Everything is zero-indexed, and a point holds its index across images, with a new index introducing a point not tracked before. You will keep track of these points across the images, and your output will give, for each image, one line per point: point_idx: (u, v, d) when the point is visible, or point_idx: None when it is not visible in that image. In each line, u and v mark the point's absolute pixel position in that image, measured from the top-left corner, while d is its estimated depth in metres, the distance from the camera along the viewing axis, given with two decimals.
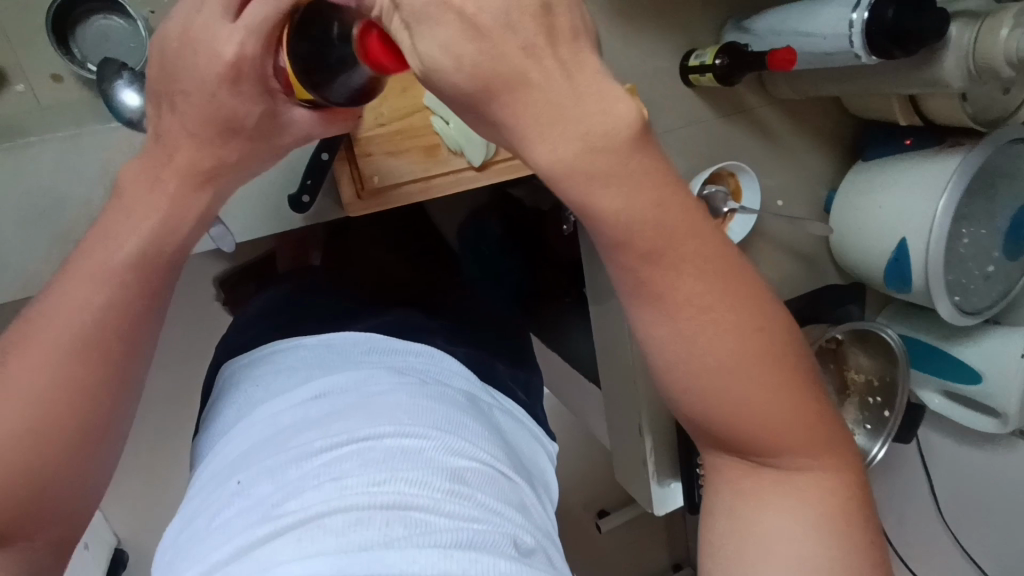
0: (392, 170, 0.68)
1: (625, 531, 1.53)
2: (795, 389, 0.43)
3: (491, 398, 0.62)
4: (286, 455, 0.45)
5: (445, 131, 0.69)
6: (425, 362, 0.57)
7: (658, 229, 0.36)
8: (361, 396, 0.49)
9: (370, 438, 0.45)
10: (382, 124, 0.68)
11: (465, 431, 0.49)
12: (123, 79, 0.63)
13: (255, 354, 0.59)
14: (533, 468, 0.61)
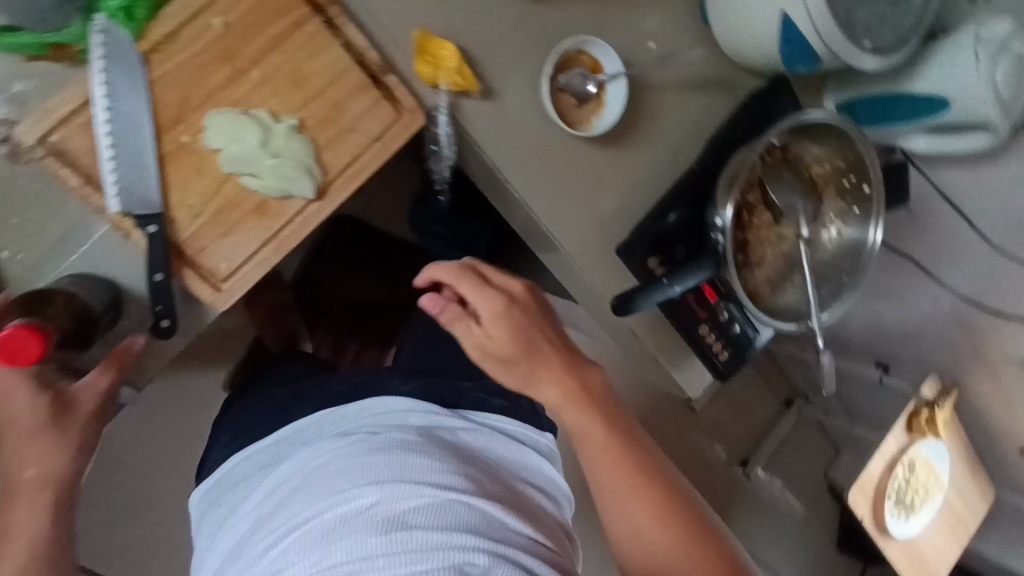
0: (232, 249, 0.72)
1: None
2: (683, 530, 0.64)
3: (482, 426, 0.73)
4: (276, 540, 0.56)
5: (261, 183, 0.71)
6: (413, 418, 0.69)
7: (594, 444, 0.69)
8: (336, 466, 0.59)
9: (344, 509, 0.55)
10: (197, 214, 0.71)
11: (425, 479, 0.58)
12: None
13: (271, 442, 0.71)
14: (537, 490, 0.71)
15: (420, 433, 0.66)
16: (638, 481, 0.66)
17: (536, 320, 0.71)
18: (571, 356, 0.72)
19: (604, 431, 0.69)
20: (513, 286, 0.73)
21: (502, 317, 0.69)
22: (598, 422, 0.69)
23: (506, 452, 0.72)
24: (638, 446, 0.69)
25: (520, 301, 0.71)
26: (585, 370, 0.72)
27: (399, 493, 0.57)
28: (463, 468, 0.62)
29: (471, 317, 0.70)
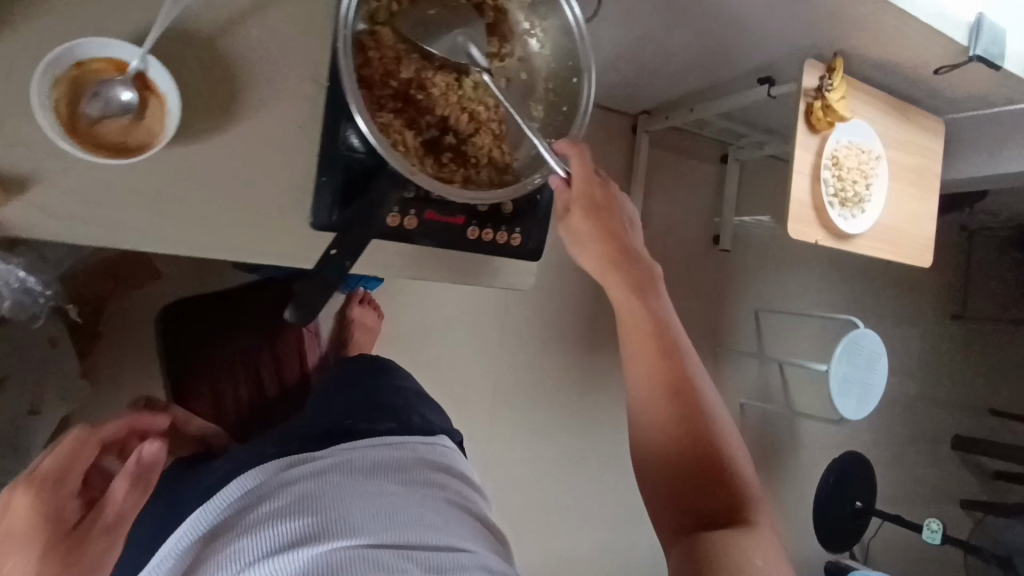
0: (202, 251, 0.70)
1: None
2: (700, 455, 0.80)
3: (401, 452, 0.91)
4: (264, 504, 0.77)
5: None
6: (377, 451, 0.89)
7: (654, 370, 0.85)
8: (322, 485, 0.79)
9: (328, 511, 0.75)
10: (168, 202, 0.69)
11: (372, 494, 0.80)
12: None
13: (295, 458, 0.84)
14: (445, 495, 0.87)
15: (405, 475, 0.87)
16: (666, 382, 0.84)
17: (620, 228, 0.88)
18: (639, 279, 0.88)
19: (644, 318, 0.87)
20: (599, 191, 0.86)
21: (597, 231, 0.87)
22: (651, 321, 0.87)
23: (397, 458, 0.89)
24: (659, 317, 0.87)
25: (607, 226, 0.87)
26: (648, 298, 0.88)
27: (388, 496, 0.81)
28: (372, 483, 0.82)
29: (588, 220, 0.86)
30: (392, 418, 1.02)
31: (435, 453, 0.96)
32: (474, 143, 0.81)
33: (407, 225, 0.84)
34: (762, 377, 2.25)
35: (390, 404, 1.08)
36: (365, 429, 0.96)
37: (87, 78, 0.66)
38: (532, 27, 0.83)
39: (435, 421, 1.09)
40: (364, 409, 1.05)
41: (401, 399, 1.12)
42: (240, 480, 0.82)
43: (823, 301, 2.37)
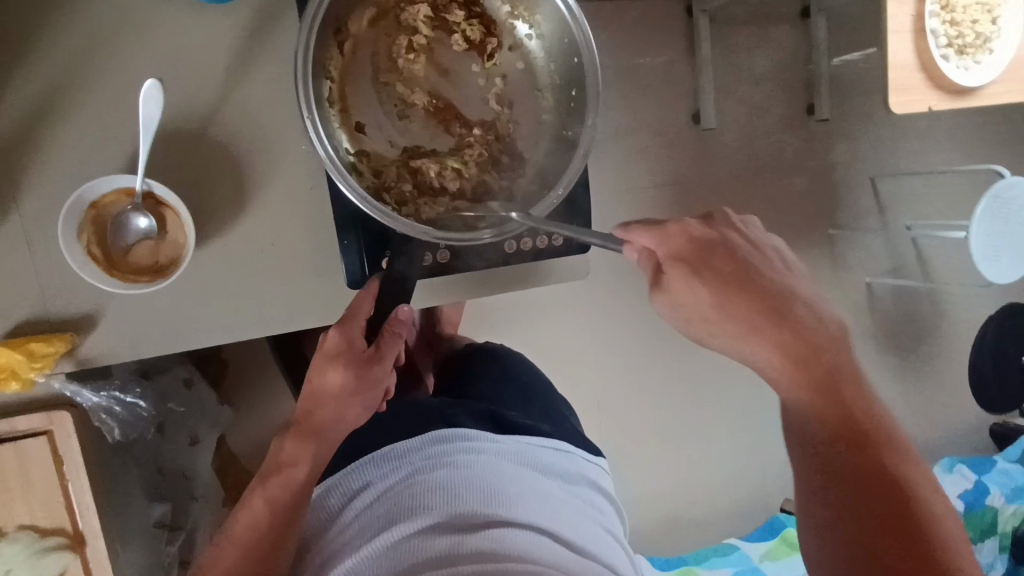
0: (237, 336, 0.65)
1: None
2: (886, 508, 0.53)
3: (573, 468, 0.75)
4: (422, 477, 0.65)
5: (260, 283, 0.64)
6: (551, 455, 0.74)
7: (799, 364, 0.57)
8: (496, 475, 0.66)
9: (497, 502, 0.63)
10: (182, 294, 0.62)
11: (541, 502, 0.66)
12: (99, 415, 0.64)
13: (460, 434, 0.70)
14: (604, 528, 0.71)
15: (567, 488, 0.72)
16: (870, 488, 0.54)
17: (775, 287, 0.59)
18: (819, 359, 0.57)
19: (838, 424, 0.56)
20: (679, 233, 0.59)
21: (739, 310, 0.57)
22: (843, 415, 0.56)
23: (570, 472, 0.74)
24: (853, 410, 0.56)
25: (766, 297, 0.58)
26: (852, 394, 0.57)
27: (554, 506, 0.66)
28: (540, 486, 0.68)
29: (698, 282, 0.57)
30: (546, 416, 0.82)
31: (602, 483, 0.79)
32: (479, 182, 0.64)
33: (435, 265, 0.66)
34: (896, 252, 1.68)
35: (544, 401, 0.86)
36: (529, 424, 0.77)
37: (107, 214, 0.57)
38: (515, 7, 0.63)
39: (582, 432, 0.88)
40: (516, 397, 0.84)
41: (549, 391, 0.90)
42: (423, 437, 0.70)
43: (975, 136, 1.68)
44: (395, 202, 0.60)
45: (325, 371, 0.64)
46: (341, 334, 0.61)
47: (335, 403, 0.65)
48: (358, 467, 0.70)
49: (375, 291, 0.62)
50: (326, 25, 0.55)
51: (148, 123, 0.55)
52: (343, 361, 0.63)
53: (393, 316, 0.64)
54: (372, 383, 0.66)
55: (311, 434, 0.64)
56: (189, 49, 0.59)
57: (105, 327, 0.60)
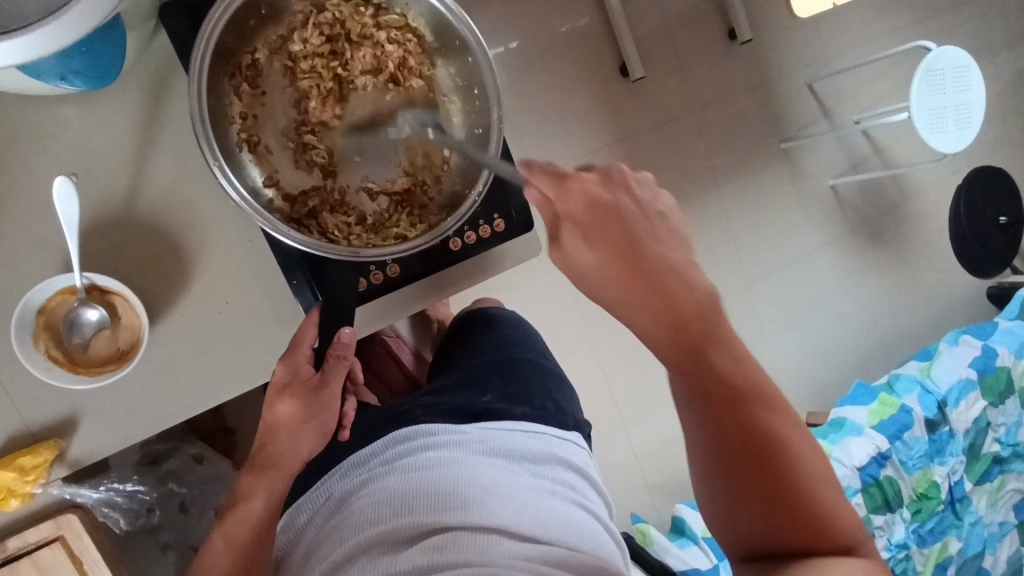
0: (215, 398, 0.66)
1: (752, 218, 1.59)
2: (772, 464, 0.53)
3: (542, 448, 0.67)
4: (370, 490, 0.61)
5: (220, 342, 0.65)
6: (516, 438, 0.66)
7: (660, 333, 0.54)
8: (448, 473, 0.60)
9: (445, 506, 0.58)
10: (149, 373, 0.63)
11: (494, 500, 0.58)
12: (101, 509, 0.67)
13: (417, 432, 0.65)
14: (580, 507, 0.64)
15: (535, 472, 0.64)
16: (734, 467, 0.53)
17: (653, 253, 0.53)
18: (688, 335, 0.54)
19: (709, 385, 0.54)
20: (578, 190, 0.54)
21: (619, 275, 0.53)
22: (717, 376, 0.54)
23: (539, 453, 0.66)
24: (726, 367, 0.54)
25: (630, 255, 0.53)
26: (714, 354, 0.54)
27: (518, 495, 0.60)
28: (499, 476, 0.61)
29: (588, 246, 0.53)
30: (521, 398, 0.73)
31: (580, 459, 0.70)
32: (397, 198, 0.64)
33: (387, 280, 0.68)
34: (850, 149, 1.70)
35: (524, 378, 0.77)
36: (501, 408, 0.70)
37: (56, 315, 0.58)
38: (405, 17, 0.62)
39: (573, 407, 0.79)
40: (493, 375, 0.77)
41: (536, 363, 0.82)
42: (377, 443, 0.66)
43: (895, 18, 1.70)
44: (317, 231, 0.61)
45: (275, 403, 0.61)
46: (285, 364, 0.59)
47: (290, 433, 0.62)
48: (313, 487, 0.66)
49: (318, 318, 0.61)
50: (216, 76, 0.56)
51: (71, 221, 0.56)
52: (289, 390, 0.60)
53: (336, 340, 0.60)
54: (324, 409, 0.61)
55: (269, 468, 0.60)
56: (95, 143, 0.60)
57: (88, 426, 0.61)
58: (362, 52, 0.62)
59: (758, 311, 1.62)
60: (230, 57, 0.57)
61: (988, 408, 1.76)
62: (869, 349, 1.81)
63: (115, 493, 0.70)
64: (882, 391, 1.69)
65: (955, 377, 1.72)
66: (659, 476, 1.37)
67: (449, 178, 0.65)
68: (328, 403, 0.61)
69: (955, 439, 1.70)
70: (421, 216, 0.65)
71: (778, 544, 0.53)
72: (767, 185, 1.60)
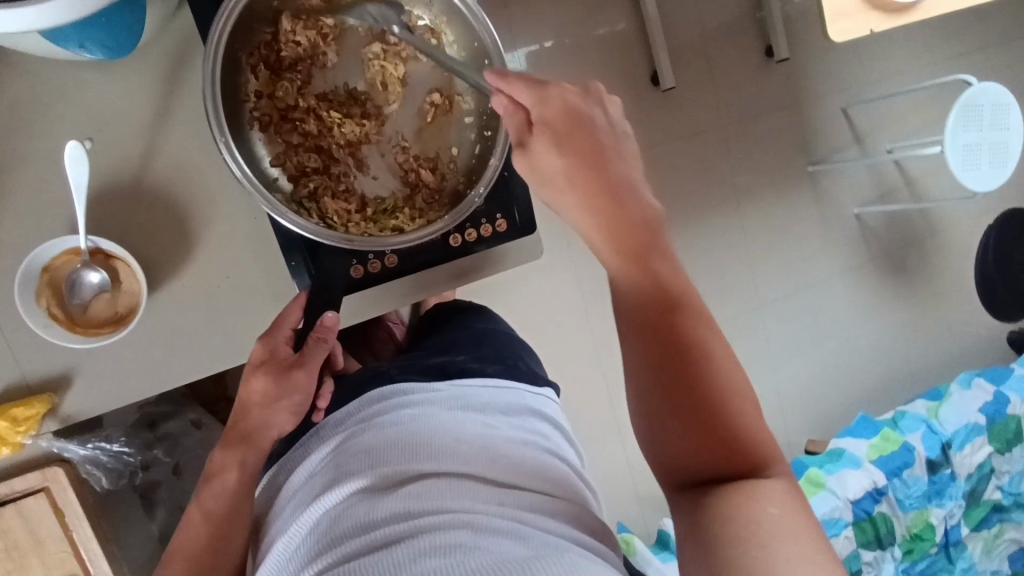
0: (202, 367, 0.67)
1: (774, 238, 1.57)
2: (692, 369, 0.47)
3: (513, 403, 0.68)
4: (344, 446, 0.60)
5: (211, 313, 0.66)
6: (489, 394, 0.67)
7: (600, 229, 0.52)
8: (422, 425, 0.60)
9: (418, 453, 0.57)
10: (141, 337, 0.64)
11: (469, 447, 0.58)
12: (88, 465, 0.68)
13: (391, 392, 0.65)
14: (551, 454, 0.64)
15: (509, 423, 0.64)
16: (665, 367, 0.47)
17: (613, 171, 0.53)
18: (635, 231, 0.51)
19: (650, 291, 0.50)
20: (557, 100, 0.54)
21: (577, 176, 0.52)
22: (657, 285, 0.50)
23: (512, 406, 0.67)
24: (664, 276, 0.50)
25: (597, 155, 0.53)
26: (659, 261, 0.51)
27: (491, 442, 0.59)
28: (474, 428, 0.61)
29: (555, 152, 0.53)
30: (495, 359, 0.76)
31: (548, 412, 0.72)
32: (398, 189, 0.65)
33: (382, 269, 0.68)
34: (879, 177, 1.67)
35: (497, 344, 0.81)
36: (475, 368, 0.72)
37: (60, 275, 0.59)
38: (433, 19, 0.63)
39: (541, 370, 0.82)
40: (467, 342, 0.80)
41: (506, 334, 0.85)
42: (348, 406, 0.65)
43: (940, 49, 1.65)
44: (312, 212, 0.62)
45: (249, 380, 0.61)
46: (261, 343, 0.60)
47: (260, 412, 0.62)
48: (284, 459, 0.64)
49: (302, 301, 0.63)
50: (231, 51, 0.56)
51: (76, 182, 0.57)
52: (263, 369, 0.61)
53: (319, 323, 0.62)
54: (295, 390, 0.62)
55: (239, 443, 0.62)
56: (110, 108, 0.61)
57: (81, 384, 0.63)
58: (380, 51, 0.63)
59: (767, 333, 1.60)
60: (248, 35, 0.57)
61: (993, 454, 1.73)
62: (877, 382, 1.78)
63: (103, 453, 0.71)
64: (885, 426, 1.66)
65: (964, 419, 1.68)
66: (650, 487, 1.37)
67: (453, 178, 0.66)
68: (300, 390, 0.62)
69: (957, 483, 1.67)
70: (421, 210, 0.65)
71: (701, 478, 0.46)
72: (790, 206, 1.57)
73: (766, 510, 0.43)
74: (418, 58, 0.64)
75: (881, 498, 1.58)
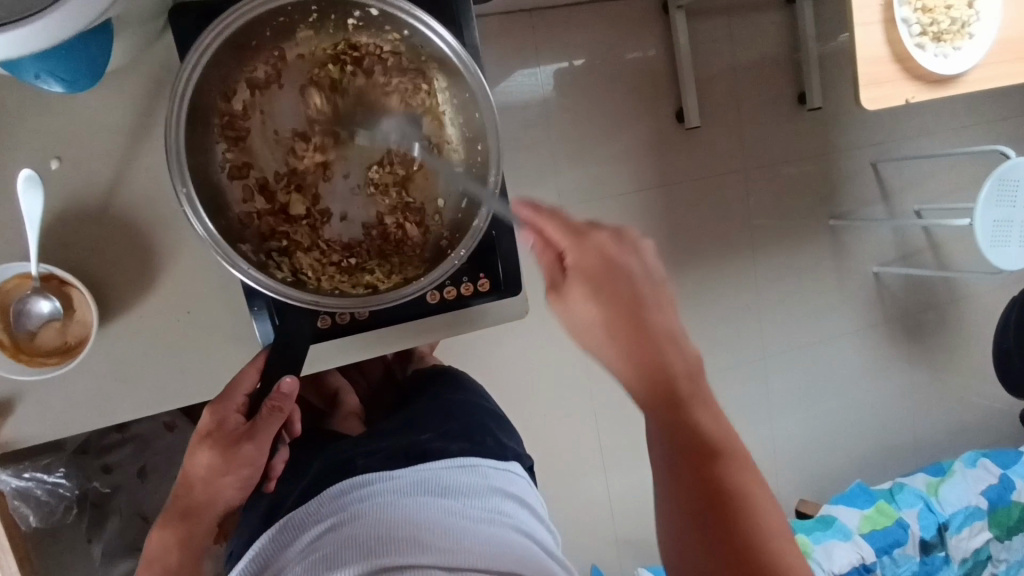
0: (153, 404, 0.64)
1: (786, 288, 1.51)
2: (708, 468, 0.47)
3: (476, 480, 0.69)
4: (315, 538, 0.61)
5: (168, 349, 0.63)
6: (449, 474, 0.69)
7: (628, 358, 0.48)
8: (388, 511, 0.61)
9: (388, 539, 0.58)
10: (93, 367, 0.61)
11: (435, 531, 0.60)
12: None
13: (354, 482, 0.66)
14: (523, 534, 0.65)
15: (471, 502, 0.66)
16: (688, 467, 0.47)
17: (653, 321, 0.49)
18: (654, 331, 0.49)
19: (663, 392, 0.48)
20: (595, 249, 0.49)
21: (615, 328, 0.48)
22: (643, 369, 0.48)
23: (475, 485, 0.68)
24: (671, 365, 0.49)
25: (631, 315, 0.48)
26: (675, 352, 0.49)
27: (456, 526, 0.61)
28: (440, 512, 0.62)
29: (591, 301, 0.48)
30: (461, 435, 0.77)
31: (517, 488, 0.73)
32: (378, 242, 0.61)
33: (352, 322, 0.65)
34: (904, 240, 1.60)
35: (464, 419, 0.82)
36: (439, 446, 0.74)
37: (9, 299, 0.56)
38: (423, 64, 0.59)
39: (512, 444, 0.83)
40: (433, 416, 0.82)
41: (473, 406, 0.87)
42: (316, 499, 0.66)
43: (980, 109, 1.59)
44: (281, 263, 0.58)
45: (195, 453, 0.52)
46: (207, 413, 0.51)
47: (204, 487, 0.52)
48: (255, 558, 0.64)
49: (260, 363, 0.53)
50: (203, 94, 0.53)
51: (29, 209, 0.54)
52: (208, 442, 0.51)
53: (275, 388, 0.52)
54: (244, 465, 0.51)
55: (178, 518, 0.53)
56: (83, 128, 0.59)
57: (25, 410, 0.60)
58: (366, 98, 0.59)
59: (769, 389, 1.54)
60: (223, 76, 0.54)
61: (992, 540, 1.65)
62: (879, 450, 1.71)
63: None
64: (881, 498, 1.60)
65: (964, 501, 1.60)
66: (629, 537, 1.33)
67: (436, 233, 0.61)
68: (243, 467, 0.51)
69: (950, 566, 1.59)
70: (399, 267, 0.61)
71: None
72: (806, 259, 1.51)
73: None
74: (409, 105, 0.60)
75: (868, 574, 1.50)
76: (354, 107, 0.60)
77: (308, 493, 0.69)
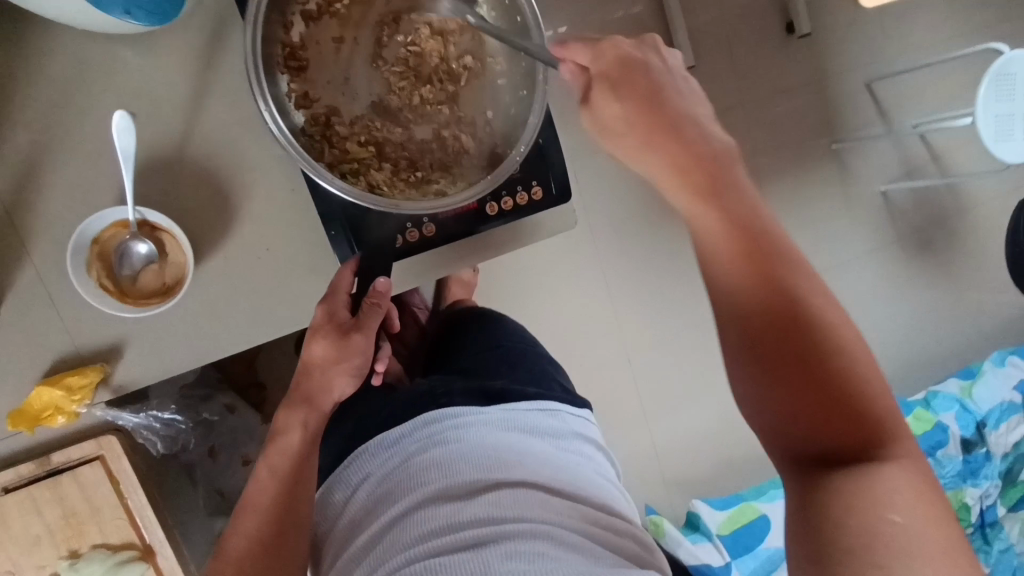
0: (247, 340, 0.68)
1: (798, 215, 1.52)
2: (788, 321, 0.45)
3: (560, 425, 0.72)
4: (413, 464, 0.64)
5: (255, 284, 0.67)
6: (538, 416, 0.71)
7: (684, 179, 0.50)
8: (488, 446, 0.65)
9: (491, 472, 0.62)
10: (187, 308, 0.65)
11: (532, 468, 0.64)
12: (139, 424, 0.71)
13: (448, 413, 0.68)
14: (602, 478, 0.70)
15: (558, 445, 0.70)
16: (770, 317, 0.46)
17: (676, 106, 0.53)
18: (701, 166, 0.50)
19: (735, 229, 0.48)
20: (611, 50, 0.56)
21: (643, 127, 0.52)
22: (728, 223, 0.48)
23: (561, 429, 0.72)
24: (754, 217, 0.49)
25: (667, 125, 0.52)
26: (741, 198, 0.49)
27: (549, 465, 0.65)
28: (534, 452, 0.66)
29: (617, 94, 0.54)
30: (531, 381, 0.79)
31: (592, 433, 0.76)
32: (439, 155, 0.65)
33: (422, 238, 0.69)
34: (906, 154, 1.56)
35: (529, 364, 0.83)
36: (517, 391, 0.74)
37: (109, 247, 0.61)
38: None
39: (574, 388, 0.84)
40: (501, 363, 0.82)
41: (532, 350, 0.87)
42: (409, 424, 0.69)
43: None
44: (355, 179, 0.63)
45: (310, 343, 0.62)
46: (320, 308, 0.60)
47: (322, 373, 0.63)
48: (349, 471, 0.70)
49: (354, 266, 0.62)
50: (269, 25, 0.57)
51: (127, 152, 0.59)
52: (320, 333, 0.62)
53: (373, 287, 0.62)
54: (354, 351, 0.63)
55: (302, 402, 0.63)
56: (153, 84, 0.63)
57: (131, 354, 0.64)
58: (410, 20, 0.63)
59: None
60: (282, 8, 0.58)
61: None
62: (911, 366, 1.69)
63: (156, 421, 0.73)
64: (916, 406, 1.62)
65: (998, 398, 1.63)
66: (680, 471, 1.34)
67: (492, 140, 0.66)
68: (355, 350, 0.63)
69: (993, 462, 1.61)
70: (461, 174, 0.65)
71: (808, 447, 0.44)
72: (816, 184, 1.52)
73: (891, 517, 0.41)
74: (450, 21, 0.64)
75: None
76: (399, 29, 0.63)
77: (393, 415, 0.72)
